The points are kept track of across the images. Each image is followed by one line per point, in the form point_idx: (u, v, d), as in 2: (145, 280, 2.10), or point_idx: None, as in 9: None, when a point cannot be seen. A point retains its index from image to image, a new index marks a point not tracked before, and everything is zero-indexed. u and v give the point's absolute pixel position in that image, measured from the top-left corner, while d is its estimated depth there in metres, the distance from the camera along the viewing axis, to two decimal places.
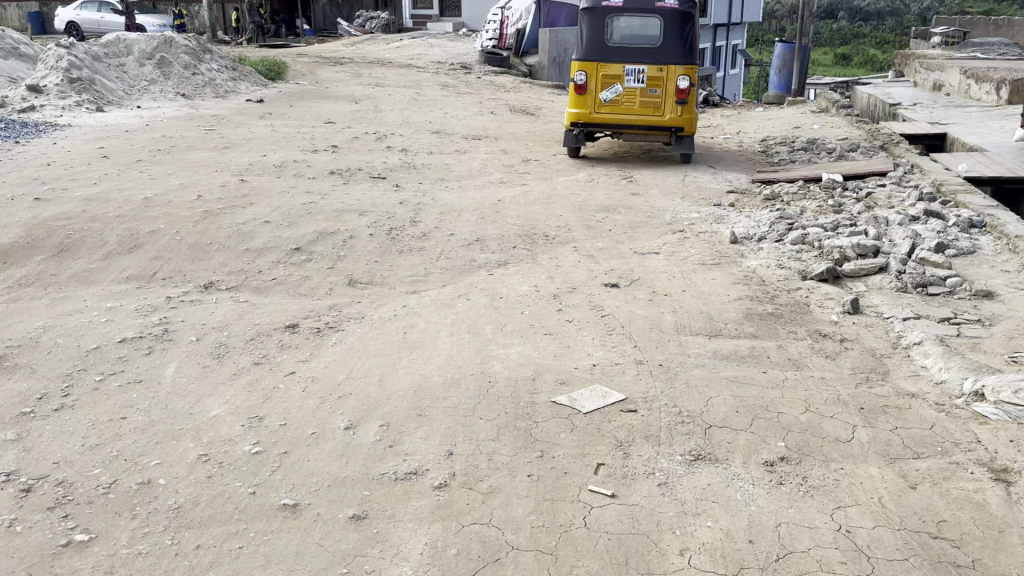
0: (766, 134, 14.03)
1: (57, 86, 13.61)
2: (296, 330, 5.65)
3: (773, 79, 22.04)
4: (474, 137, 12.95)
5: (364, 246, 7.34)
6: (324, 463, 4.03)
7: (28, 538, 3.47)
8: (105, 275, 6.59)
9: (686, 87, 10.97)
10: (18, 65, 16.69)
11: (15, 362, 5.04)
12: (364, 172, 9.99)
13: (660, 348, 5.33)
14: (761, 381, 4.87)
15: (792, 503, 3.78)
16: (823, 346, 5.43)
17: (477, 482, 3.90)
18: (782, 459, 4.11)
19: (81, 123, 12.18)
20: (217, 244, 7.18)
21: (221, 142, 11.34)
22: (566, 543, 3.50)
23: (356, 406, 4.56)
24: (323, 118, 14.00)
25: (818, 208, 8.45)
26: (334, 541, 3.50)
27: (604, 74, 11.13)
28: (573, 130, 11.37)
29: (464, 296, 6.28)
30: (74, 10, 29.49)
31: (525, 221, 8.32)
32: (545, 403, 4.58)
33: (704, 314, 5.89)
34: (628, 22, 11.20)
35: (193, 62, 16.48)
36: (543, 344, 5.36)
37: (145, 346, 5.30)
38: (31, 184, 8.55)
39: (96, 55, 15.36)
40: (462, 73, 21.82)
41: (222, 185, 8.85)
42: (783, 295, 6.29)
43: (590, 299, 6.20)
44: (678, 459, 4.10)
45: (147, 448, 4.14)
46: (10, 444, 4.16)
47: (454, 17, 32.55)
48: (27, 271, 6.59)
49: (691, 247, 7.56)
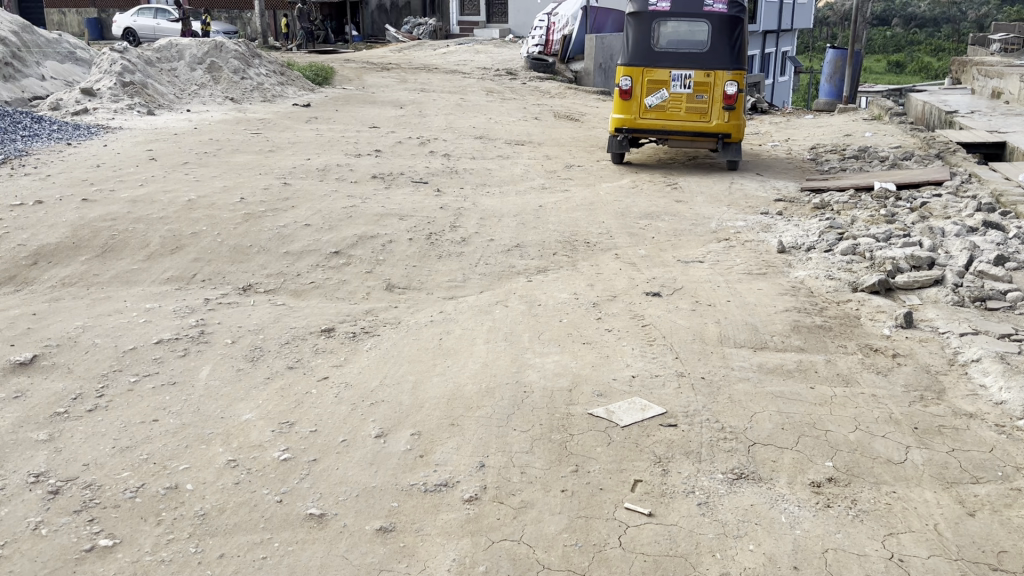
0: (816, 142, 13.70)
1: (110, 89, 13.84)
2: (331, 335, 5.58)
3: (824, 86, 21.54)
4: (518, 142, 12.84)
5: (403, 251, 7.26)
6: (354, 471, 3.95)
7: (52, 541, 3.44)
8: (146, 276, 6.61)
9: (734, 93, 10.72)
10: (74, 70, 17.10)
11: (53, 361, 5.05)
12: (406, 176, 9.96)
13: (702, 359, 5.16)
14: (808, 398, 4.67)
15: (840, 528, 3.58)
16: (874, 361, 5.20)
17: (509, 496, 3.77)
18: (831, 480, 3.91)
19: (132, 126, 12.35)
20: (257, 247, 7.17)
21: (267, 145, 11.40)
22: (600, 564, 3.35)
23: (388, 414, 4.47)
24: (368, 123, 14.02)
25: (869, 219, 8.18)
26: (360, 554, 3.40)
27: (650, 79, 10.93)
28: (618, 135, 11.21)
29: (502, 302, 6.17)
30: (131, 17, 30.10)
31: (566, 227, 8.18)
32: (581, 415, 4.43)
33: (749, 325, 5.69)
34: (675, 27, 11.00)
35: (242, 66, 16.65)
36: (581, 353, 5.22)
37: (181, 348, 5.28)
38: (80, 185, 8.66)
39: (149, 60, 15.63)
40: (507, 79, 21.77)
41: (266, 188, 8.87)
42: (833, 308, 6.06)
43: (631, 308, 6.05)
44: (720, 478, 3.93)
45: (177, 452, 4.09)
46: (42, 444, 4.15)
47: (501, 24, 32.57)
48: (71, 271, 6.64)
49: (736, 256, 7.35)
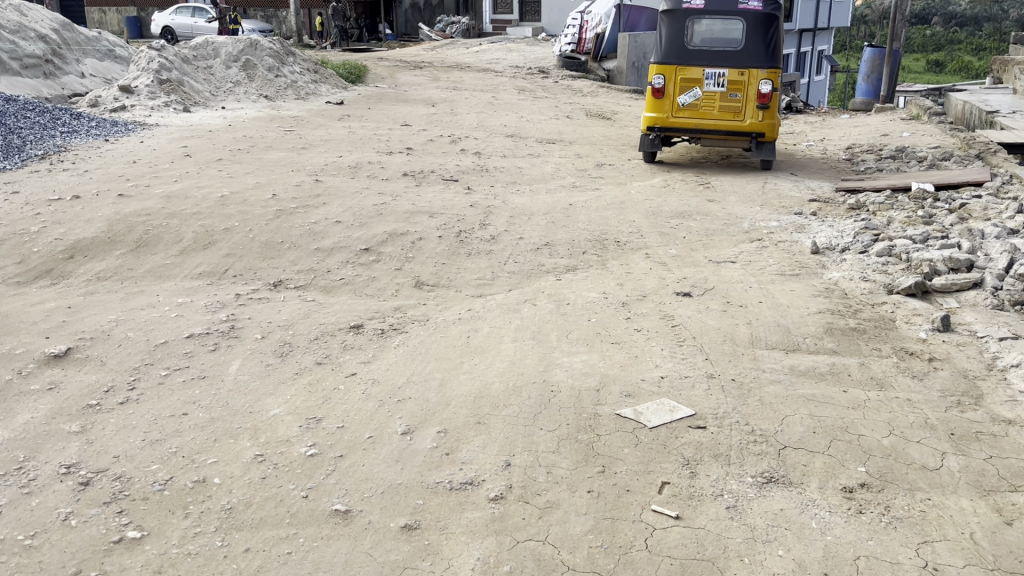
0: (852, 142, 13.49)
1: (147, 86, 14.01)
2: (360, 331, 5.59)
3: (861, 85, 21.19)
4: (549, 141, 12.81)
5: (433, 248, 7.27)
6: (380, 467, 3.95)
7: (82, 532, 3.48)
8: (178, 271, 6.67)
9: (769, 92, 10.58)
10: (113, 67, 17.37)
11: (86, 354, 5.12)
12: (437, 174, 9.96)
13: (732, 361, 5.09)
14: (841, 401, 4.58)
15: (872, 535, 3.51)
16: (910, 364, 5.10)
17: (535, 496, 3.75)
18: (863, 486, 3.84)
19: (168, 123, 12.50)
20: (289, 243, 7.21)
21: (299, 143, 11.47)
22: (625, 567, 3.31)
23: (415, 411, 4.46)
24: (400, 121, 14.06)
25: (906, 220, 8.03)
26: (384, 551, 3.40)
27: (683, 78, 10.85)
28: (650, 134, 11.14)
29: (531, 301, 6.14)
30: (170, 16, 30.51)
31: (596, 226, 8.13)
32: (609, 416, 4.39)
33: (781, 327, 5.61)
34: (709, 26, 10.88)
35: (276, 64, 16.81)
36: (609, 353, 5.17)
37: (211, 342, 5.32)
38: (116, 181, 8.77)
39: (186, 58, 15.81)
40: (540, 78, 21.74)
41: (298, 185, 8.93)
42: (868, 310, 5.95)
43: (661, 308, 5.98)
44: (749, 481, 3.87)
45: (205, 445, 4.12)
46: (74, 436, 4.20)
47: (534, 22, 32.54)
48: (106, 265, 6.73)
49: (769, 257, 7.25)
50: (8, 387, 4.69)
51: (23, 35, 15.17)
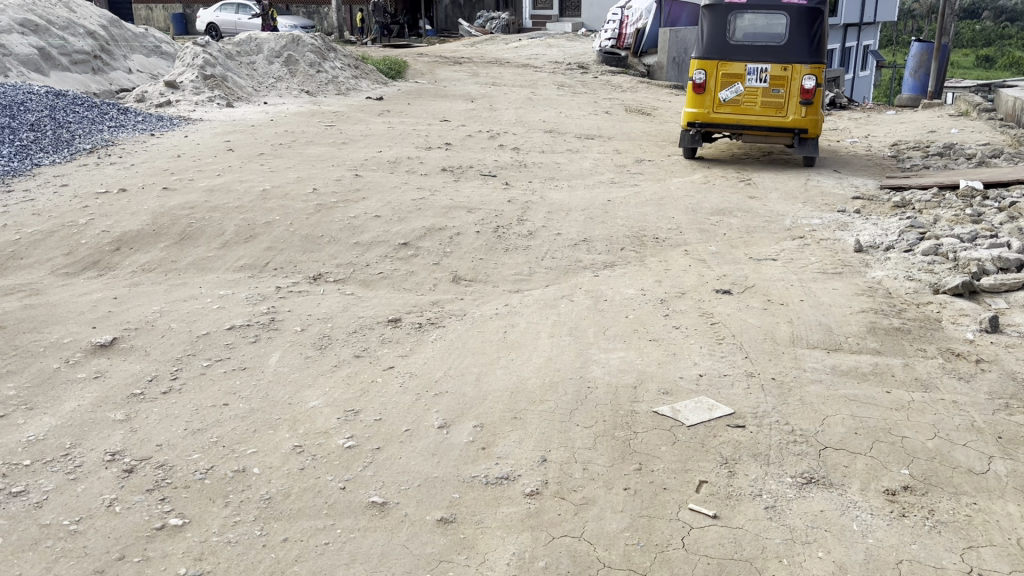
0: (898, 138, 13.24)
1: (191, 82, 14.21)
2: (398, 325, 5.62)
3: (907, 81, 20.79)
4: (588, 137, 12.75)
5: (471, 243, 7.27)
6: (416, 461, 3.97)
7: (125, 519, 3.54)
8: (221, 263, 6.76)
9: (812, 87, 10.42)
10: (159, 63, 17.69)
11: (131, 344, 5.22)
12: (475, 169, 9.98)
13: (773, 360, 5.02)
14: (883, 402, 4.50)
15: (916, 539, 3.44)
16: (956, 366, 4.99)
17: (571, 492, 3.74)
18: (906, 488, 3.77)
19: (212, 118, 12.68)
20: (329, 237, 7.28)
21: (340, 137, 11.56)
22: (662, 565, 3.29)
23: (452, 405, 4.48)
24: (439, 116, 14.09)
25: (954, 218, 7.85)
26: (420, 544, 3.41)
27: (724, 73, 10.72)
28: (690, 130, 11.00)
29: (568, 297, 6.12)
30: (214, 12, 30.94)
31: (635, 222, 8.08)
32: (646, 413, 4.36)
33: (822, 326, 5.52)
34: (752, 20, 10.69)
35: (318, 60, 16.97)
36: (647, 350, 5.14)
37: (252, 334, 5.39)
38: (161, 175, 8.92)
39: (229, 53, 16.02)
40: (579, 73, 21.67)
41: (337, 179, 8.99)
42: (912, 310, 5.82)
43: (700, 305, 5.93)
44: (789, 482, 3.82)
45: (245, 436, 4.18)
46: (119, 424, 4.29)
47: (574, 17, 32.43)
48: (150, 257, 6.85)
49: (811, 255, 7.14)
50: (56, 375, 4.79)
51: (73, 31, 15.49)
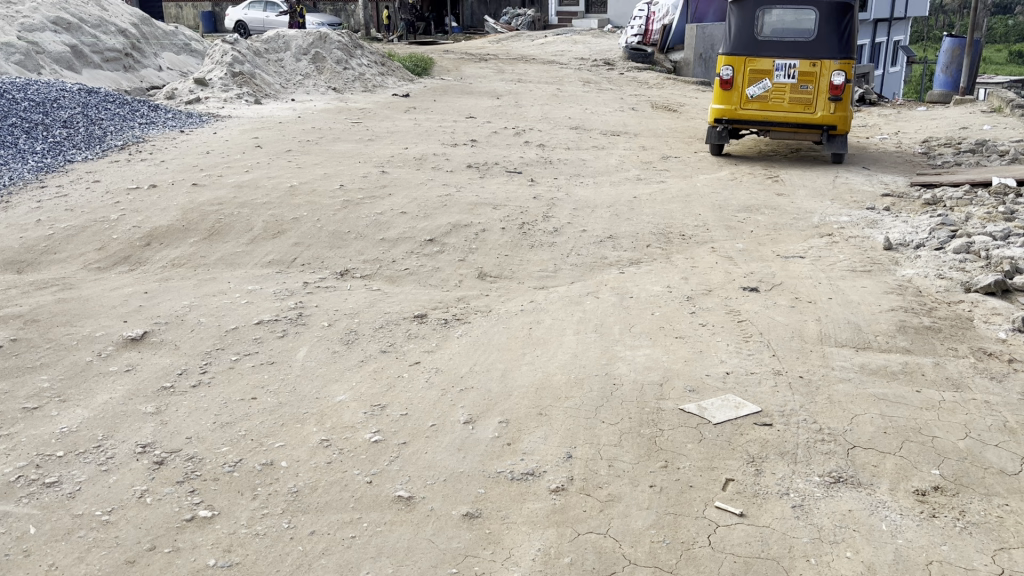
0: (929, 135, 13.06)
1: (220, 79, 14.34)
2: (424, 321, 5.64)
3: (939, 77, 20.51)
4: (614, 133, 12.71)
5: (496, 240, 7.28)
6: (442, 455, 3.99)
7: (156, 510, 3.59)
8: (249, 259, 6.83)
9: (841, 83, 10.30)
10: (189, 61, 17.88)
11: (161, 338, 5.28)
12: (501, 166, 9.98)
13: (801, 358, 4.98)
14: (913, 401, 4.45)
15: (946, 540, 3.40)
16: (988, 365, 4.92)
17: (596, 489, 3.73)
18: (937, 489, 3.72)
19: (240, 115, 12.78)
20: (355, 233, 7.32)
21: (366, 134, 11.62)
22: (687, 563, 3.28)
23: (477, 401, 4.49)
24: (465, 113, 14.11)
25: (986, 216, 7.74)
26: (446, 538, 3.43)
27: (752, 69, 10.65)
28: (716, 126, 10.93)
29: (593, 294, 6.11)
30: (243, 10, 31.20)
31: (661, 219, 8.04)
32: (672, 411, 4.35)
33: (851, 324, 5.47)
34: (780, 16, 10.62)
35: (345, 57, 17.05)
36: (673, 347, 5.12)
37: (280, 329, 5.44)
38: (191, 171, 9.02)
39: (258, 50, 16.15)
40: (606, 70, 21.61)
41: (364, 176, 9.04)
42: (943, 308, 5.75)
43: (727, 303, 5.90)
44: (816, 481, 3.79)
45: (273, 429, 4.22)
46: (149, 416, 4.35)
47: (601, 14, 32.32)
48: (180, 252, 6.93)
49: (839, 252, 7.07)
50: (89, 368, 4.87)
51: (104, 28, 15.68)
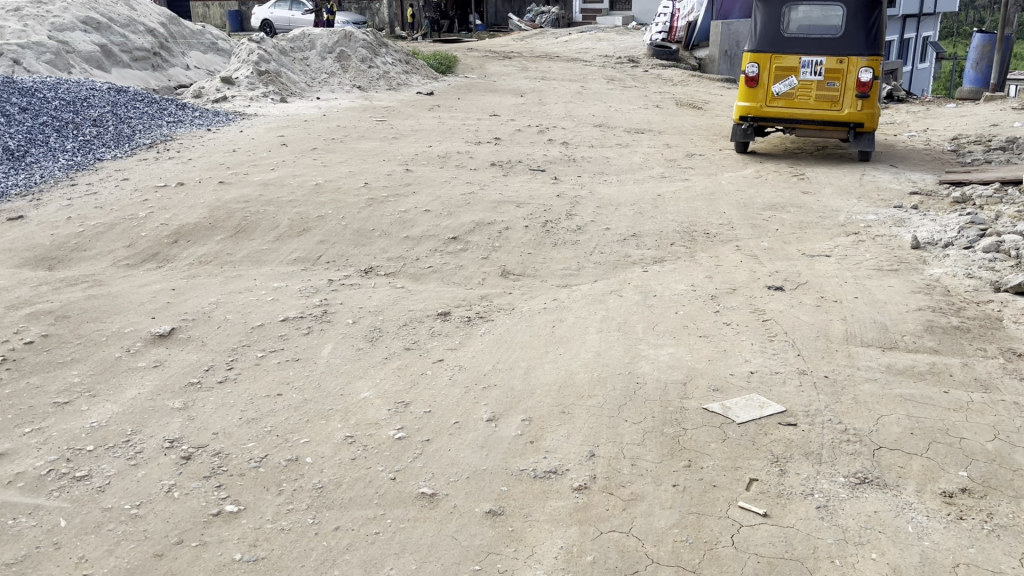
0: (959, 132, 12.88)
1: (246, 78, 14.47)
2: (447, 318, 5.67)
3: (969, 73, 20.22)
4: (638, 131, 12.67)
5: (519, 238, 7.30)
6: (466, 453, 4.00)
7: (184, 504, 3.64)
8: (275, 256, 6.89)
9: (869, 80, 10.19)
10: (216, 59, 18.05)
11: (189, 334, 5.35)
12: (524, 164, 9.98)
13: (826, 358, 4.94)
14: (941, 402, 4.40)
15: (974, 542, 3.37)
16: (1017, 366, 4.86)
17: (619, 487, 3.73)
18: (964, 491, 3.68)
19: (266, 113, 12.89)
20: (379, 231, 7.36)
21: (391, 132, 11.67)
22: (711, 562, 3.27)
23: (500, 399, 4.50)
24: (488, 111, 14.12)
25: (1016, 213, 7.63)
26: (469, 536, 3.45)
27: (778, 66, 10.55)
28: (742, 123, 10.83)
29: (617, 292, 6.09)
30: (269, 9, 31.42)
31: (685, 217, 8.01)
32: (696, 410, 4.33)
33: (877, 324, 5.41)
34: (807, 13, 10.52)
35: (369, 55, 17.13)
36: (697, 346, 5.11)
37: (305, 326, 5.49)
38: (218, 168, 9.11)
39: (284, 49, 16.28)
40: (630, 67, 21.53)
41: (388, 174, 9.09)
42: (971, 308, 5.67)
43: (752, 301, 5.87)
44: (841, 481, 3.76)
45: (298, 426, 4.25)
46: (177, 412, 4.41)
47: (625, 11, 32.21)
48: (207, 249, 7.00)
49: (866, 251, 7.01)
50: (118, 364, 4.94)
51: (133, 28, 15.87)
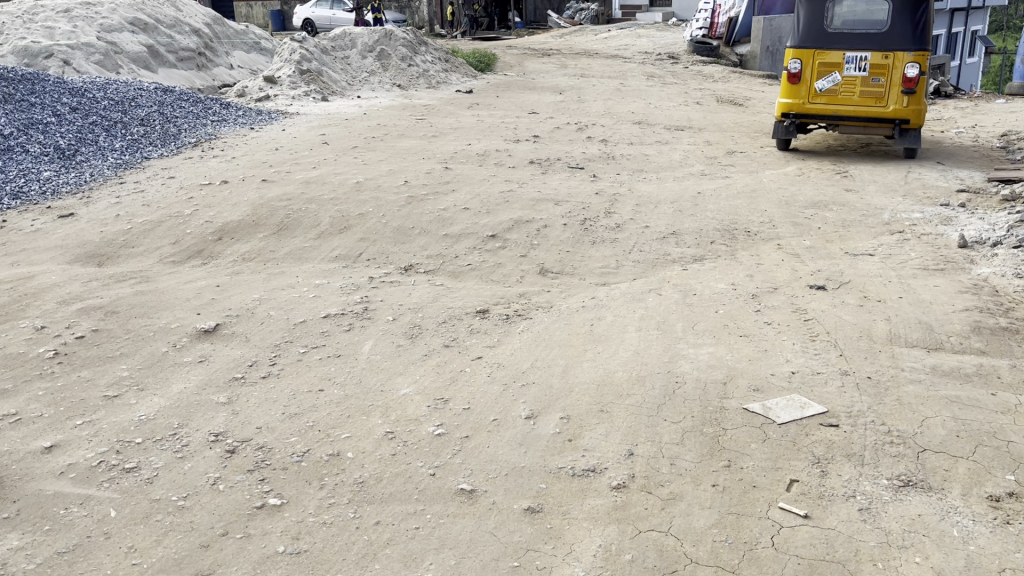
0: (1008, 128, 12.59)
1: (289, 76, 14.65)
2: (486, 316, 5.70)
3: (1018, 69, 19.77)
4: (678, 128, 12.59)
5: (558, 236, 7.30)
6: (504, 450, 4.03)
7: (229, 496, 3.72)
8: (316, 254, 6.98)
9: (915, 76, 9.99)
10: (259, 59, 18.32)
11: (233, 330, 5.45)
12: (562, 162, 9.97)
13: (869, 358, 4.88)
14: (988, 405, 4.32)
15: (1020, 547, 3.31)
16: None
17: (658, 487, 3.73)
18: (1012, 496, 3.61)
19: (308, 112, 13.04)
20: (419, 229, 7.41)
21: (430, 131, 11.73)
22: (750, 563, 3.26)
23: (538, 397, 4.52)
24: (527, 109, 14.11)
25: None
26: (508, 532, 3.47)
27: (821, 62, 10.42)
28: (784, 120, 10.75)
29: (655, 291, 6.05)
30: (310, 8, 31.72)
31: (726, 215, 7.94)
32: (736, 410, 4.31)
33: (923, 324, 5.32)
34: (852, 8, 10.34)
35: (409, 53, 17.25)
36: (737, 346, 5.07)
37: (346, 323, 5.55)
38: (261, 166, 9.25)
39: (325, 48, 16.46)
40: (670, 64, 21.37)
41: (428, 172, 9.14)
42: (1021, 309, 5.55)
43: (793, 300, 5.81)
44: (885, 484, 3.71)
45: (340, 421, 4.31)
46: (221, 406, 4.49)
47: (665, 7, 32.00)
48: (250, 246, 7.12)
49: (911, 250, 6.89)
50: (165, 358, 5.06)
51: (178, 28, 16.18)
